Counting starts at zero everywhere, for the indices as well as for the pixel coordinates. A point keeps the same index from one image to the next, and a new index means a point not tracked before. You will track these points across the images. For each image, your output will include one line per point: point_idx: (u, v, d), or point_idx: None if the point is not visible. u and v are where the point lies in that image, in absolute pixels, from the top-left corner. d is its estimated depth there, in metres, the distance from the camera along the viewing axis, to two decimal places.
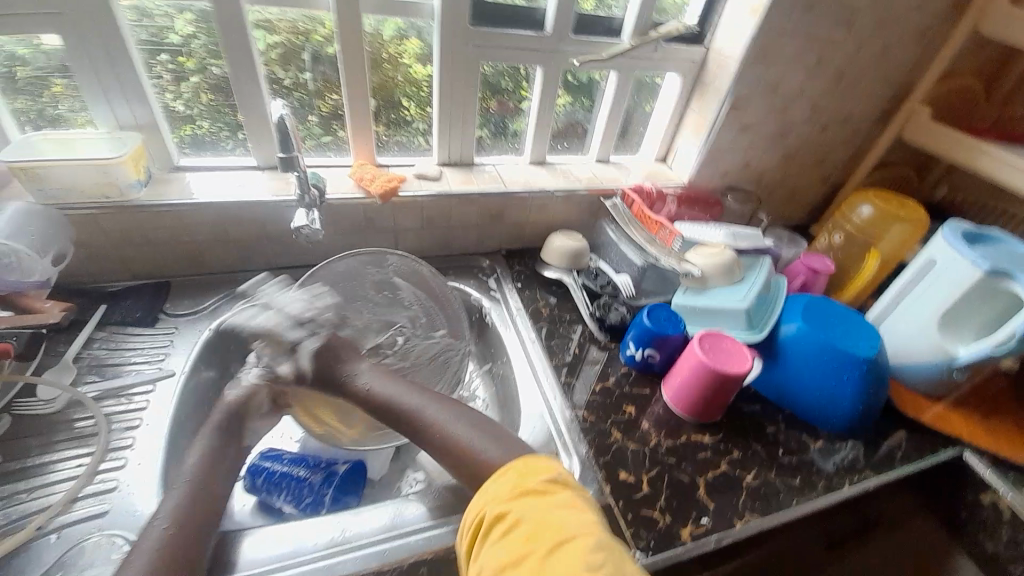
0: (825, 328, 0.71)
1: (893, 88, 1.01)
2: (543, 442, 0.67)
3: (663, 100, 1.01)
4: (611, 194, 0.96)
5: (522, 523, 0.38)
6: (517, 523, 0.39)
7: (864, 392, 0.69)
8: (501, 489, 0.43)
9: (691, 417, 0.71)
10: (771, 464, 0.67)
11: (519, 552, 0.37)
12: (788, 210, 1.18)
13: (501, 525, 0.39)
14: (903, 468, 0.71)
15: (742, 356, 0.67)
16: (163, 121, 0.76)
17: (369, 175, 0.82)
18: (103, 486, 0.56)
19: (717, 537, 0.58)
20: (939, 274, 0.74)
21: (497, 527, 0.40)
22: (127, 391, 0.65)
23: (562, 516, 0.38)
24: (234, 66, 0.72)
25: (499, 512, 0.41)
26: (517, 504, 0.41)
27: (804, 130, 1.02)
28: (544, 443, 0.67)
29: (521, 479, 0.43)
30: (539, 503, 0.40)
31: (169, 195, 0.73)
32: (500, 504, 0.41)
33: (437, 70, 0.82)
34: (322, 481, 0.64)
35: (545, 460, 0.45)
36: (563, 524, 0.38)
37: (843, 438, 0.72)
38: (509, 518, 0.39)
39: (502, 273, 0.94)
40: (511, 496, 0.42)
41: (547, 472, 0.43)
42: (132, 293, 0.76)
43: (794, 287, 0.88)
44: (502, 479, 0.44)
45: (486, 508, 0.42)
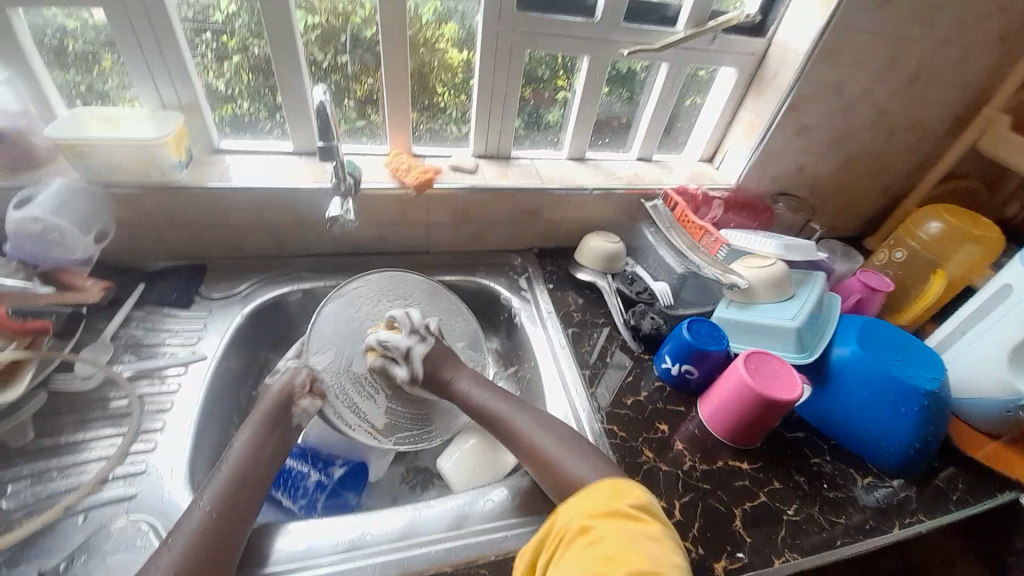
0: (882, 355, 0.66)
1: (973, 93, 0.92)
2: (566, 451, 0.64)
3: (715, 98, 0.95)
4: (654, 196, 0.92)
5: (607, 543, 0.40)
6: (601, 543, 0.40)
7: (922, 429, 0.64)
8: (587, 504, 0.44)
9: (729, 440, 0.67)
10: (813, 498, 0.63)
11: (599, 572, 0.38)
12: (841, 220, 1.10)
13: (586, 538, 0.41)
14: (959, 512, 0.65)
15: (791, 381, 0.62)
16: (205, 102, 0.76)
17: (404, 164, 0.79)
18: (132, 469, 0.56)
19: (751, 573, 0.54)
20: (1015, 303, 0.67)
21: (578, 542, 0.41)
22: (160, 372, 0.66)
23: (646, 549, 0.39)
24: (275, 47, 0.71)
25: (584, 528, 0.42)
26: (601, 523, 0.42)
27: (868, 136, 0.94)
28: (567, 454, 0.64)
29: (608, 501, 0.44)
30: (624, 529, 0.41)
31: (209, 177, 0.73)
32: (585, 519, 0.43)
33: (478, 57, 0.79)
34: (315, 486, 0.62)
35: (633, 488, 0.46)
36: (645, 557, 0.38)
37: (893, 476, 0.67)
38: (592, 536, 0.41)
39: (534, 272, 0.91)
40: (597, 514, 0.43)
41: (634, 498, 0.44)
42: (168, 274, 0.76)
43: (848, 307, 0.82)
44: (588, 497, 0.44)
45: (571, 521, 0.43)
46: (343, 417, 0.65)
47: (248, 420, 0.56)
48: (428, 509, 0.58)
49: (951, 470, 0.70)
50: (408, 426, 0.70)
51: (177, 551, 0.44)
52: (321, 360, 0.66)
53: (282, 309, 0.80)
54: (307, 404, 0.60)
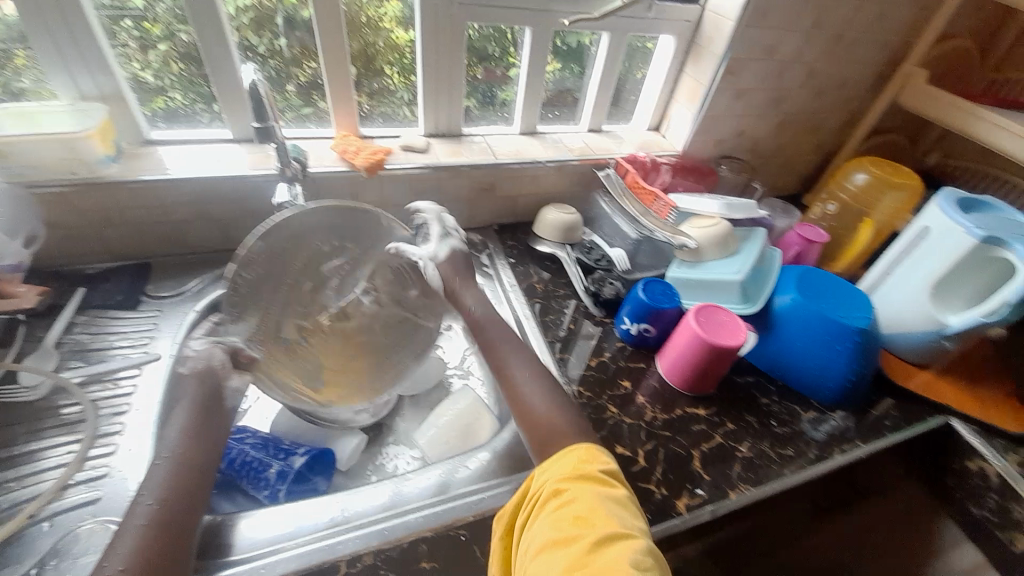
0: (819, 300, 0.72)
1: (891, 51, 0.98)
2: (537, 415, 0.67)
3: (657, 65, 0.97)
4: (605, 165, 0.94)
5: (578, 503, 0.43)
6: (572, 503, 0.43)
7: (855, 364, 0.70)
8: (562, 469, 0.47)
9: (686, 389, 0.71)
10: (763, 434, 0.68)
11: (568, 530, 0.41)
12: (782, 179, 1.17)
13: (558, 499, 0.44)
14: (891, 435, 0.72)
15: (738, 329, 0.67)
16: (132, 93, 0.71)
17: (353, 147, 0.79)
18: (95, 472, 0.55)
19: (711, 507, 0.59)
20: (933, 243, 0.74)
21: (552, 501, 0.45)
22: (113, 376, 0.63)
23: (616, 510, 0.43)
24: (202, 31, 0.67)
25: (557, 488, 0.45)
26: (573, 486, 0.45)
27: (800, 96, 0.99)
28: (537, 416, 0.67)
29: (581, 465, 0.48)
30: (594, 490, 0.45)
31: (143, 170, 0.69)
32: (558, 482, 0.46)
33: (420, 34, 0.78)
34: (276, 476, 0.61)
35: (603, 456, 0.50)
36: (613, 517, 0.42)
37: (834, 408, 0.74)
38: (564, 495, 0.44)
39: (494, 248, 0.92)
40: (569, 477, 0.46)
41: (605, 465, 0.48)
42: (111, 275, 0.73)
43: (788, 259, 0.88)
44: (563, 460, 0.48)
45: (546, 485, 0.47)
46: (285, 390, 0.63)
47: (181, 402, 0.53)
48: (406, 483, 0.60)
49: (883, 399, 0.78)
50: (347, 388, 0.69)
51: (127, 545, 0.43)
52: (238, 334, 0.60)
53: None
54: (238, 380, 0.57)
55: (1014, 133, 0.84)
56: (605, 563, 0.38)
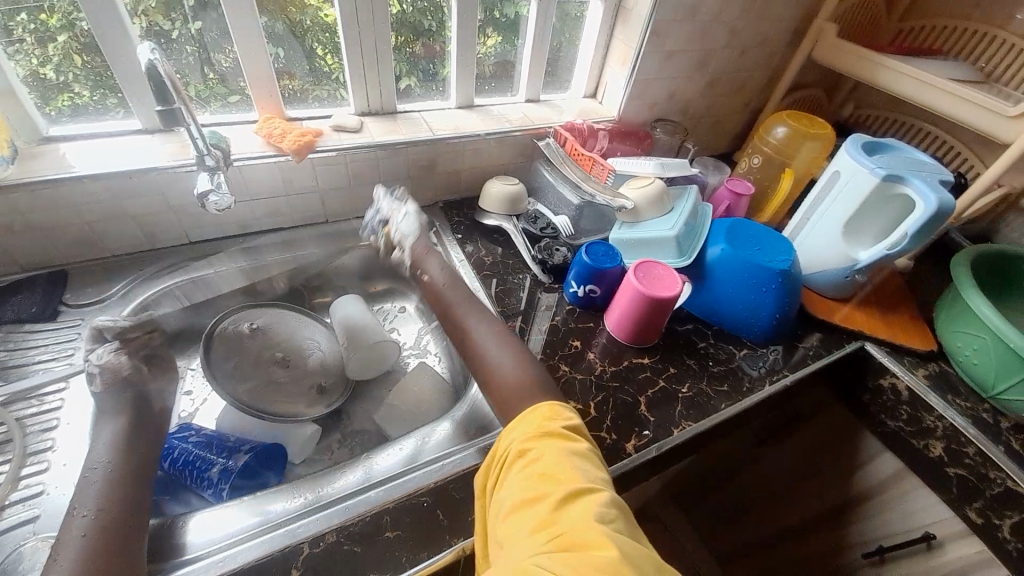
0: (745, 247, 0.77)
1: (804, 8, 1.03)
2: None
3: (589, 32, 0.98)
4: (545, 135, 0.95)
5: (543, 461, 0.46)
6: (537, 462, 0.46)
7: (780, 302, 0.76)
8: (527, 430, 0.50)
9: (632, 342, 0.75)
10: (702, 374, 0.74)
11: (536, 488, 0.44)
12: (714, 138, 1.22)
13: (525, 459, 0.47)
14: (814, 362, 0.80)
15: (672, 280, 0.71)
16: (27, 90, 0.65)
17: (278, 130, 0.75)
18: (29, 491, 0.52)
19: (657, 445, 0.64)
20: (844, 186, 0.80)
21: (519, 463, 0.48)
22: (38, 392, 0.60)
23: (578, 463, 0.46)
24: (98, 16, 0.62)
25: (522, 450, 0.48)
26: (539, 445, 0.48)
27: (725, 56, 1.03)
28: None
29: (544, 424, 0.50)
30: (558, 446, 0.48)
31: (43, 171, 0.64)
32: (523, 444, 0.49)
33: (344, 9, 0.74)
34: (218, 475, 0.59)
35: (566, 412, 0.53)
36: (576, 470, 0.45)
37: (765, 345, 0.80)
38: (529, 456, 0.47)
39: (441, 225, 0.92)
40: (534, 438, 0.49)
41: (567, 421, 0.51)
42: (22, 287, 0.67)
43: (720, 214, 0.93)
44: (527, 422, 0.51)
45: (512, 447, 0.50)
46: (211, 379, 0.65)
47: (114, 420, 0.55)
48: (378, 461, 0.62)
49: (809, 333, 0.85)
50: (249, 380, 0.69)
51: (69, 557, 0.42)
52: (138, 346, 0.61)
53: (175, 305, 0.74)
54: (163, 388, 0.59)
55: (912, 78, 0.91)
56: (570, 514, 0.41)
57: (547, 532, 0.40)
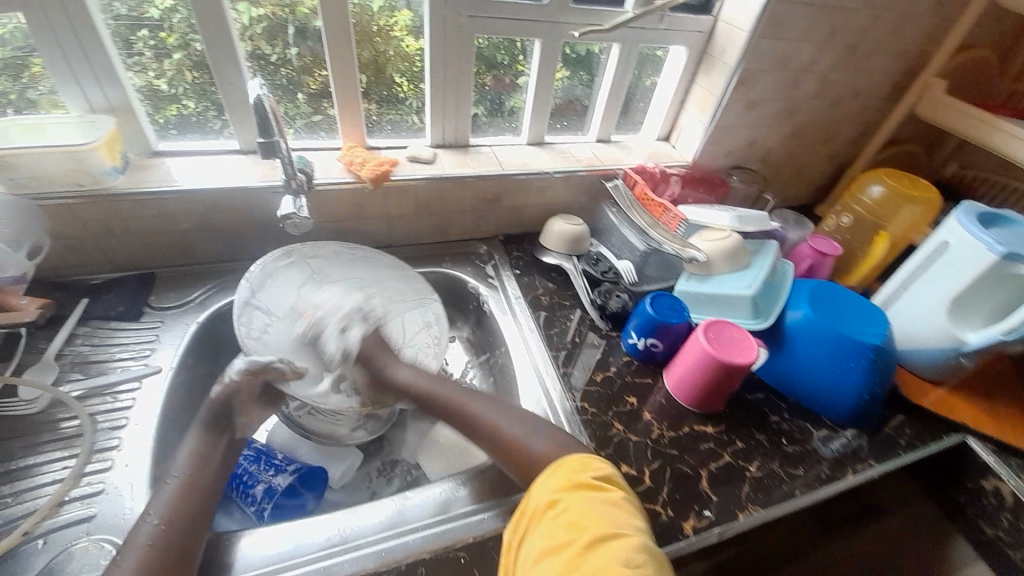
0: (832, 315, 0.70)
1: (907, 61, 0.96)
2: None
3: (668, 76, 0.96)
4: (614, 175, 0.93)
5: (571, 511, 0.43)
6: (565, 511, 0.43)
7: (871, 381, 0.68)
8: (555, 481, 0.47)
9: (694, 407, 0.69)
10: (774, 453, 0.66)
11: (563, 538, 0.42)
12: (793, 190, 1.15)
13: (552, 510, 0.44)
14: (908, 455, 0.69)
15: (748, 346, 0.65)
16: (141, 104, 0.72)
17: (358, 159, 0.79)
18: (90, 489, 0.54)
19: (718, 529, 0.57)
20: (951, 258, 0.71)
21: (546, 513, 0.45)
22: (113, 388, 0.63)
23: (610, 514, 0.43)
24: (214, 45, 0.68)
25: (551, 500, 0.45)
26: (567, 494, 0.45)
27: (814, 106, 0.97)
28: None
29: (572, 474, 0.47)
30: (588, 496, 0.45)
31: (148, 182, 0.69)
32: (551, 494, 0.46)
33: (429, 44, 0.77)
34: (262, 492, 0.60)
35: (596, 461, 0.49)
36: (607, 521, 0.42)
37: (847, 426, 0.71)
38: (557, 506, 0.44)
39: (500, 259, 0.91)
40: (562, 488, 0.46)
41: (598, 470, 0.48)
42: (115, 286, 0.73)
43: (800, 272, 0.86)
44: (554, 474, 0.48)
45: (539, 497, 0.47)
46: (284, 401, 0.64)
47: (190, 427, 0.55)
48: (414, 496, 0.59)
49: (898, 417, 0.75)
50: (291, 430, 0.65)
51: (130, 563, 0.44)
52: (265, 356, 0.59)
53: None
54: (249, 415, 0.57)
55: None
56: (598, 567, 0.38)
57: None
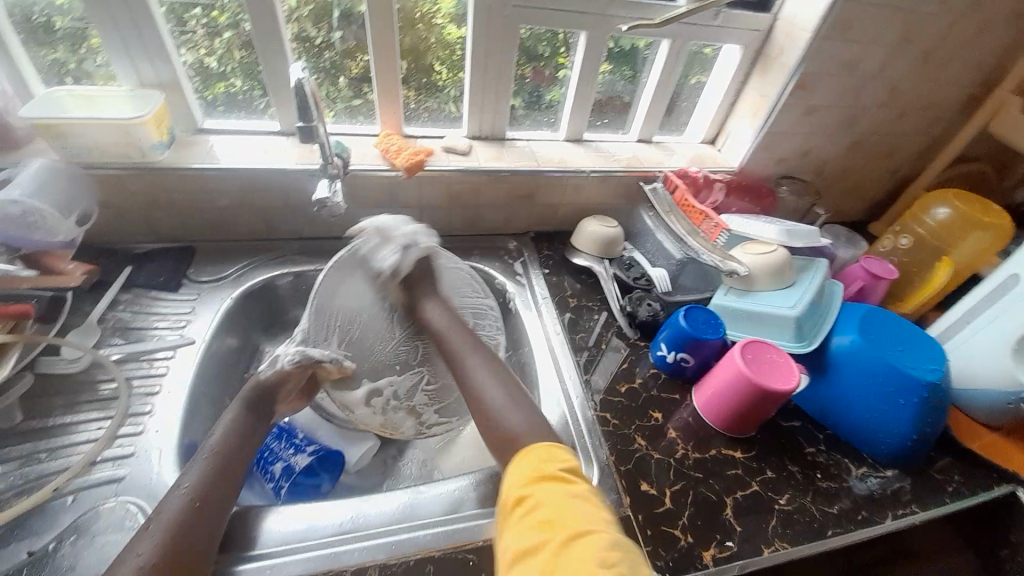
0: (885, 345, 0.65)
1: (987, 73, 0.88)
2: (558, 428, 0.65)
3: (720, 76, 0.91)
4: (653, 178, 0.89)
5: (541, 508, 0.40)
6: (536, 508, 0.41)
7: (921, 420, 0.62)
8: (521, 473, 0.45)
9: (723, 429, 0.66)
10: (807, 488, 0.62)
11: (533, 539, 0.39)
12: (846, 204, 1.07)
13: (521, 507, 0.42)
14: (954, 504, 0.64)
15: (788, 372, 0.61)
16: (189, 82, 0.73)
17: (395, 146, 0.78)
18: (121, 451, 0.56)
19: (741, 563, 0.54)
20: (1023, 294, 0.65)
21: (517, 510, 0.42)
22: (149, 356, 0.65)
23: (583, 507, 0.40)
24: (259, 25, 0.68)
25: (520, 497, 0.42)
26: (535, 489, 0.43)
27: (878, 116, 0.90)
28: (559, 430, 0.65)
29: (542, 466, 0.45)
30: (556, 489, 0.42)
31: (192, 158, 0.71)
32: (519, 489, 0.43)
33: (472, 32, 0.75)
34: (280, 471, 0.61)
35: (565, 452, 0.47)
36: (581, 515, 0.39)
37: (888, 466, 0.66)
38: (526, 503, 0.41)
39: (529, 256, 0.89)
40: (531, 482, 0.43)
41: (565, 461, 0.45)
42: (155, 257, 0.75)
43: (849, 294, 0.80)
44: (522, 465, 0.45)
45: (508, 492, 0.44)
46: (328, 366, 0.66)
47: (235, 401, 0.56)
48: (429, 489, 0.58)
49: (946, 460, 0.69)
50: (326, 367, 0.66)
51: (161, 531, 0.44)
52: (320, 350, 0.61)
53: (272, 294, 0.78)
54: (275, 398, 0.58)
55: None
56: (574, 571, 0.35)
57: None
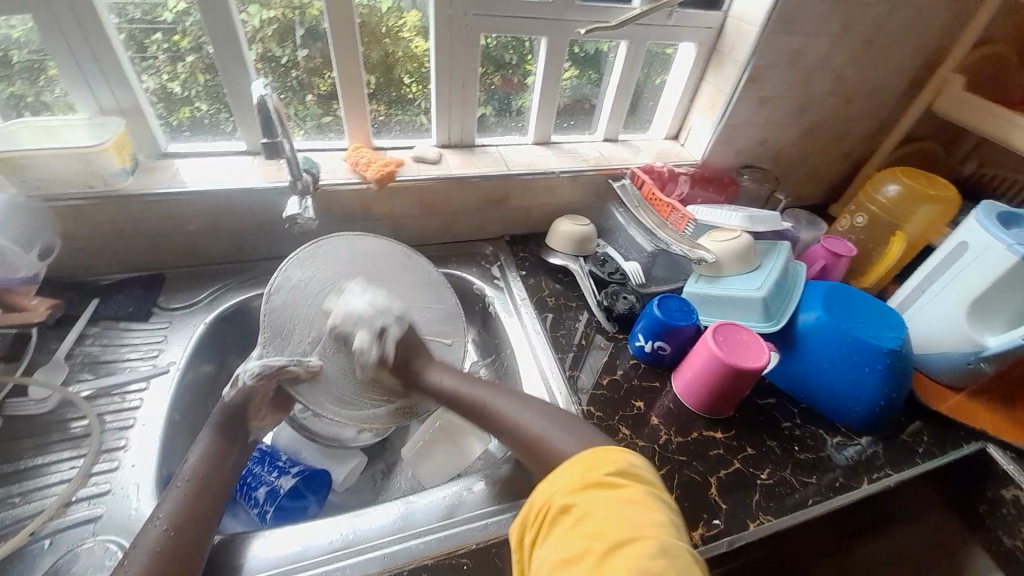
0: (847, 318, 0.68)
1: (923, 58, 0.93)
2: None
3: (677, 73, 0.95)
4: (621, 175, 0.92)
5: (587, 519, 0.37)
6: (583, 519, 0.37)
7: (887, 386, 0.66)
8: (569, 479, 0.41)
9: (704, 412, 0.68)
10: (786, 461, 0.65)
11: (577, 550, 0.36)
12: (806, 189, 1.12)
13: (567, 517, 0.38)
14: (924, 464, 0.67)
15: (758, 350, 0.63)
16: (150, 107, 0.72)
17: (365, 159, 0.78)
18: (96, 490, 0.55)
19: (728, 539, 0.56)
20: (971, 259, 0.69)
21: (557, 517, 0.39)
22: (121, 389, 0.64)
23: (629, 514, 0.37)
24: (225, 50, 0.68)
25: (565, 505, 0.39)
26: (582, 497, 0.40)
27: (827, 103, 0.95)
28: None
29: (588, 473, 0.41)
30: (607, 498, 0.39)
31: (158, 184, 0.70)
32: (565, 497, 0.40)
33: (436, 43, 0.77)
34: (264, 495, 0.60)
35: (617, 455, 0.43)
36: (628, 525, 0.36)
37: (862, 433, 0.69)
38: (574, 514, 0.38)
39: (506, 260, 0.91)
40: (578, 489, 0.40)
41: (617, 465, 0.42)
42: (124, 286, 0.74)
43: (814, 273, 0.84)
44: (568, 470, 0.42)
45: (551, 499, 0.40)
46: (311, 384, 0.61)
47: (204, 429, 0.56)
48: (419, 500, 0.59)
49: (915, 423, 0.73)
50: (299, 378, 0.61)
51: (139, 561, 0.44)
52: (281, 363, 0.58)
53: (248, 316, 0.78)
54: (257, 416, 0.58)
55: None
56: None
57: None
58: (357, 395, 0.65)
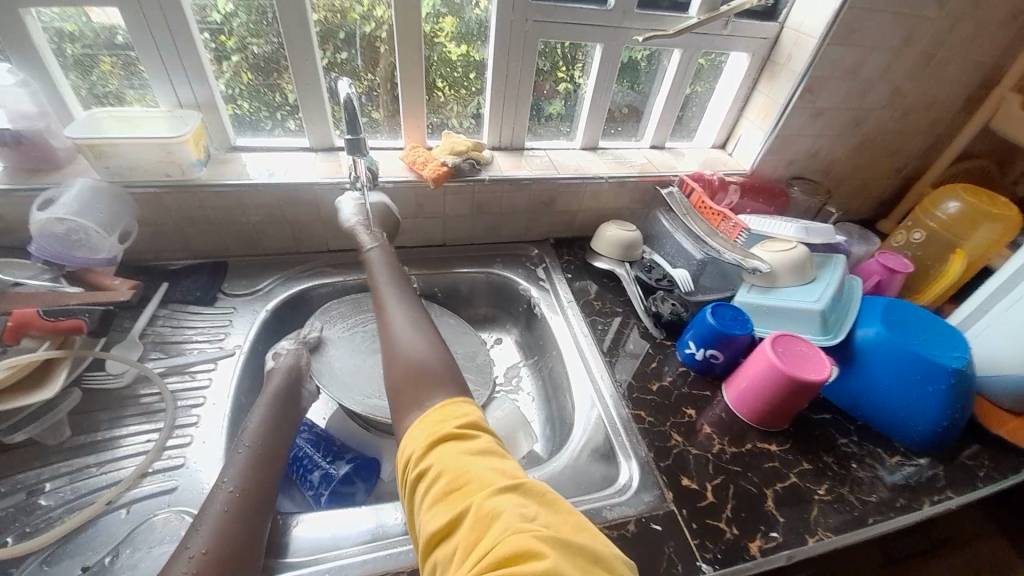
0: (908, 334, 0.66)
1: (985, 73, 0.91)
2: (595, 426, 0.67)
3: (727, 83, 0.95)
4: (669, 182, 0.92)
5: (443, 478, 0.38)
6: (437, 479, 0.38)
7: (951, 406, 0.63)
8: (415, 447, 0.42)
9: (757, 422, 0.67)
10: (843, 477, 0.63)
11: (446, 515, 0.36)
12: (854, 203, 1.10)
13: (425, 483, 0.38)
14: (987, 488, 0.65)
15: (819, 362, 0.62)
16: (221, 99, 0.75)
17: (422, 158, 0.79)
18: (171, 463, 0.57)
19: (787, 552, 0.55)
20: None
21: (418, 487, 0.39)
22: (190, 368, 0.66)
23: (480, 465, 0.38)
24: (289, 50, 0.71)
25: (419, 470, 0.40)
26: (434, 457, 0.40)
27: (883, 116, 0.93)
28: (596, 427, 0.67)
29: (434, 430, 0.42)
30: (456, 454, 0.39)
31: (228, 175, 0.73)
32: (419, 463, 0.40)
33: (493, 48, 0.78)
34: (319, 479, 0.61)
35: (461, 408, 0.44)
36: (484, 476, 0.37)
37: (920, 454, 0.67)
38: (429, 476, 0.38)
39: (551, 262, 0.91)
40: (427, 451, 0.41)
41: (458, 418, 0.43)
42: (190, 272, 0.76)
43: (867, 288, 0.82)
44: (416, 436, 0.42)
45: (409, 468, 0.41)
46: (336, 372, 0.70)
47: (258, 400, 0.58)
48: None
49: (975, 447, 0.70)
50: (331, 370, 0.70)
51: (210, 528, 0.43)
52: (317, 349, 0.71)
53: (305, 304, 0.80)
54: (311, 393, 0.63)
55: None
56: (495, 532, 0.33)
57: (479, 563, 0.32)
58: (380, 391, 0.69)
